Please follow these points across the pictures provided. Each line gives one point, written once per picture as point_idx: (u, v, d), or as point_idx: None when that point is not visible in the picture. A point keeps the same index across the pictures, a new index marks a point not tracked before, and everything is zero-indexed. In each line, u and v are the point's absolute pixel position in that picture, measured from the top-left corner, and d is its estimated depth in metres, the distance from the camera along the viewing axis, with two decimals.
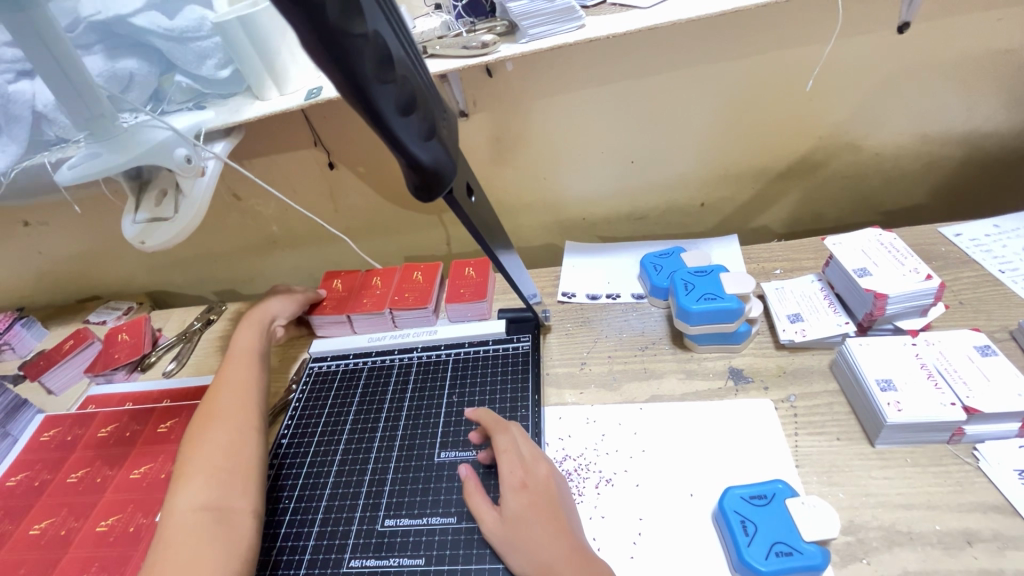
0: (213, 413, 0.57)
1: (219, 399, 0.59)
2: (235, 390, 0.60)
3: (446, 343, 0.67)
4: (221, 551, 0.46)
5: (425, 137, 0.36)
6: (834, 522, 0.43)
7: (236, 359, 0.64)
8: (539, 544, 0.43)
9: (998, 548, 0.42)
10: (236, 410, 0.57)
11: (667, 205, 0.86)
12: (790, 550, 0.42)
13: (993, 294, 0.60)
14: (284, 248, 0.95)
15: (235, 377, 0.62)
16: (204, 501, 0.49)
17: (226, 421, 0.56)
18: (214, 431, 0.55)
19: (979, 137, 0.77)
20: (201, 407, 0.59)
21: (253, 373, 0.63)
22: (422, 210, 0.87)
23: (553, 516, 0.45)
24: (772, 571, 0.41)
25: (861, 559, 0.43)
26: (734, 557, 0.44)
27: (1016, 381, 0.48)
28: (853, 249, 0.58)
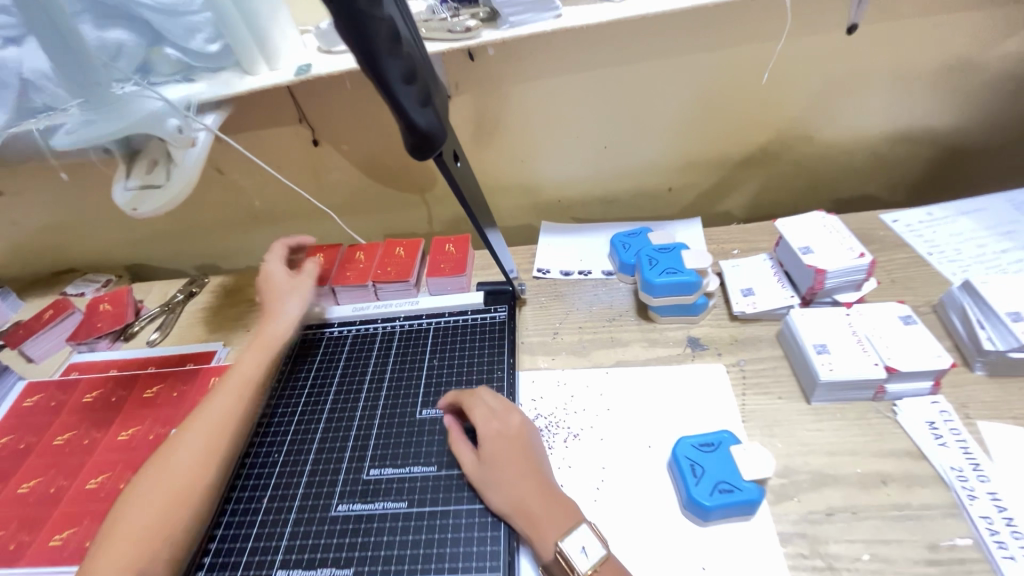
0: (184, 442, 0.54)
1: (193, 428, 0.55)
2: (212, 417, 0.56)
3: (427, 313, 0.71)
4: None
5: (422, 104, 0.40)
6: (768, 462, 0.49)
7: (236, 371, 0.60)
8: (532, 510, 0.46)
9: (907, 485, 0.49)
10: (203, 447, 0.54)
11: (638, 189, 0.91)
12: (731, 488, 0.48)
13: (920, 274, 0.67)
14: (265, 224, 0.97)
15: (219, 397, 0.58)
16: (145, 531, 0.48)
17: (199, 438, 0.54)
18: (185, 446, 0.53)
19: (920, 133, 0.84)
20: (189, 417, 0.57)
21: (243, 401, 0.58)
22: (405, 188, 0.90)
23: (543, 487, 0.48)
24: (715, 506, 0.47)
25: (792, 497, 0.49)
26: (684, 496, 0.50)
27: (931, 345, 0.55)
28: (801, 229, 0.64)
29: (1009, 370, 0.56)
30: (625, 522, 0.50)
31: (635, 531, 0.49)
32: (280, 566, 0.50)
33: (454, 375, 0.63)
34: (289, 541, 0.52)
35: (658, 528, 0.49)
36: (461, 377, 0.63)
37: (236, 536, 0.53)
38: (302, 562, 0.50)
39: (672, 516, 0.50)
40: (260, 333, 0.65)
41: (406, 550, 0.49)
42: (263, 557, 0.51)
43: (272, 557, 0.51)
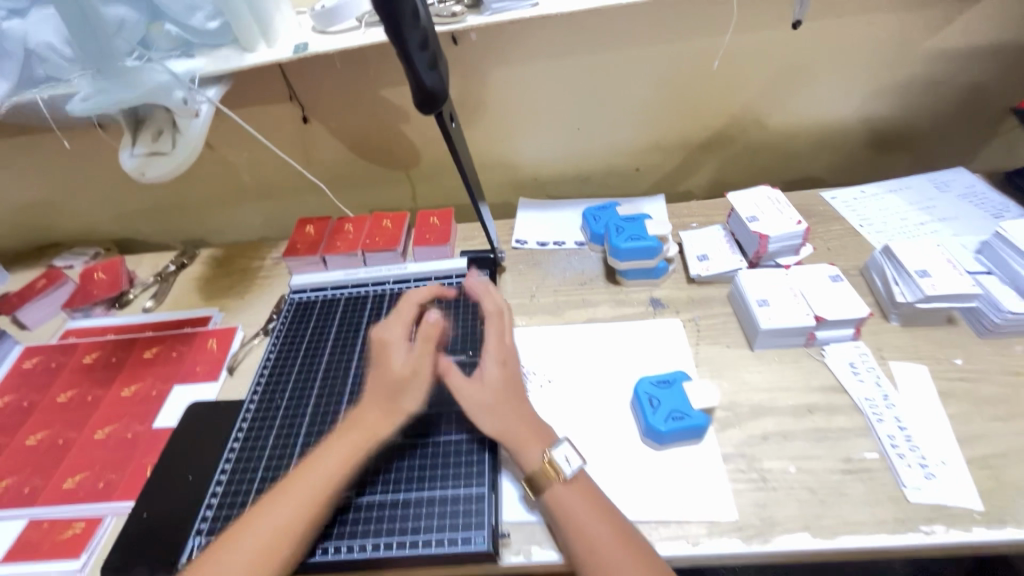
0: (236, 548, 0.47)
1: (264, 510, 0.49)
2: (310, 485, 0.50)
3: (415, 277, 0.77)
4: None
5: (430, 66, 0.49)
6: (714, 393, 0.58)
7: (314, 469, 0.51)
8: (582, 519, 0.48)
9: (830, 413, 0.58)
10: (253, 566, 0.46)
11: (609, 169, 0.98)
12: (683, 415, 0.56)
13: (852, 242, 0.76)
14: (254, 199, 1.00)
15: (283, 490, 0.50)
16: None
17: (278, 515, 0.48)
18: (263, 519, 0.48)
19: (858, 120, 0.94)
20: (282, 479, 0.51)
21: (314, 507, 0.49)
22: (391, 165, 0.95)
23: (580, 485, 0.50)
24: (668, 430, 0.55)
25: (734, 425, 0.58)
26: (643, 424, 0.57)
27: (853, 298, 0.64)
28: (749, 200, 0.73)
29: (917, 320, 0.65)
30: (588, 451, 0.57)
31: (598, 457, 0.57)
32: None
33: None
34: (295, 471, 0.56)
35: (620, 453, 0.57)
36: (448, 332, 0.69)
37: (244, 469, 0.57)
38: None
39: (634, 444, 0.58)
40: (359, 422, 0.54)
41: (403, 474, 0.55)
42: (271, 486, 0.55)
43: None
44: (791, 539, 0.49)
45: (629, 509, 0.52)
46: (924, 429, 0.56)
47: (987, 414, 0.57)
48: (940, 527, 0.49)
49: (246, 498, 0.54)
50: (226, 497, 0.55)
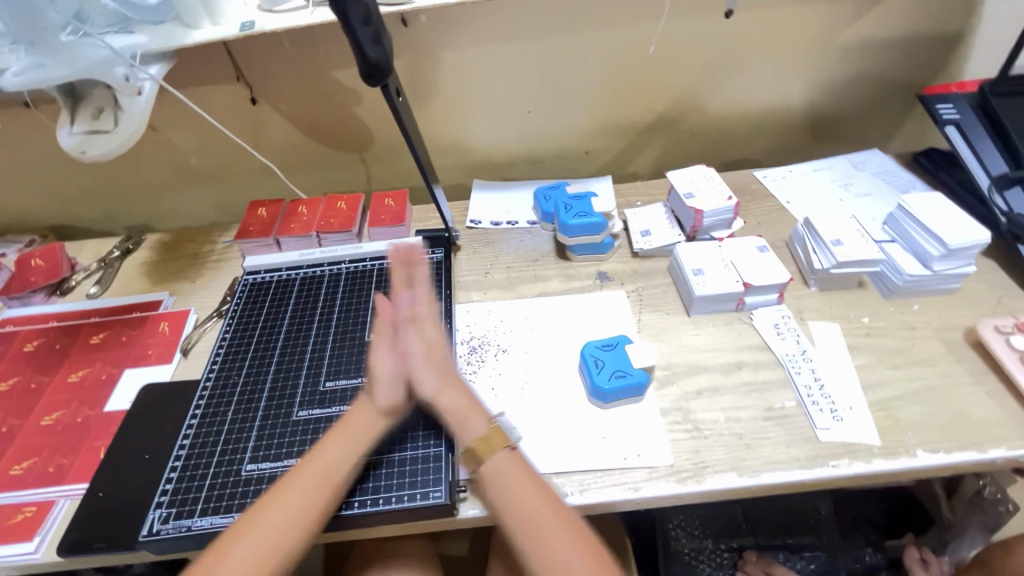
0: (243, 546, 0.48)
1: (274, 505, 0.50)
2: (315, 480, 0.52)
3: (370, 256, 0.78)
4: None
5: (374, 41, 0.51)
6: (652, 353, 0.63)
7: (313, 465, 0.52)
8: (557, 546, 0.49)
9: (756, 369, 0.64)
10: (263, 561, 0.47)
11: (559, 152, 1.02)
12: (626, 374, 0.61)
13: (779, 217, 0.83)
14: (202, 183, 0.98)
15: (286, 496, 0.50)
16: None
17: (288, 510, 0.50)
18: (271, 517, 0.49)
19: (787, 106, 1.01)
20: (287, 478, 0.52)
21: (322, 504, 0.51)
22: (344, 148, 0.95)
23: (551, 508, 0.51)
24: (612, 388, 0.60)
25: (672, 384, 0.63)
26: (589, 385, 0.62)
27: (777, 266, 0.70)
28: (686, 178, 0.78)
29: (833, 285, 0.72)
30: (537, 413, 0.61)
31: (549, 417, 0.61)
32: (249, 462, 0.55)
33: None
34: (255, 441, 0.57)
35: (567, 413, 0.61)
36: None
37: (202, 443, 0.57)
38: (270, 457, 0.56)
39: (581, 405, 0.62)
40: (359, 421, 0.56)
41: None
42: (231, 457, 0.56)
43: (241, 456, 0.56)
44: (720, 478, 0.55)
45: (576, 462, 0.57)
46: (835, 379, 0.63)
47: (887, 363, 0.64)
48: (846, 460, 0.56)
49: (206, 470, 0.55)
50: (185, 471, 0.55)
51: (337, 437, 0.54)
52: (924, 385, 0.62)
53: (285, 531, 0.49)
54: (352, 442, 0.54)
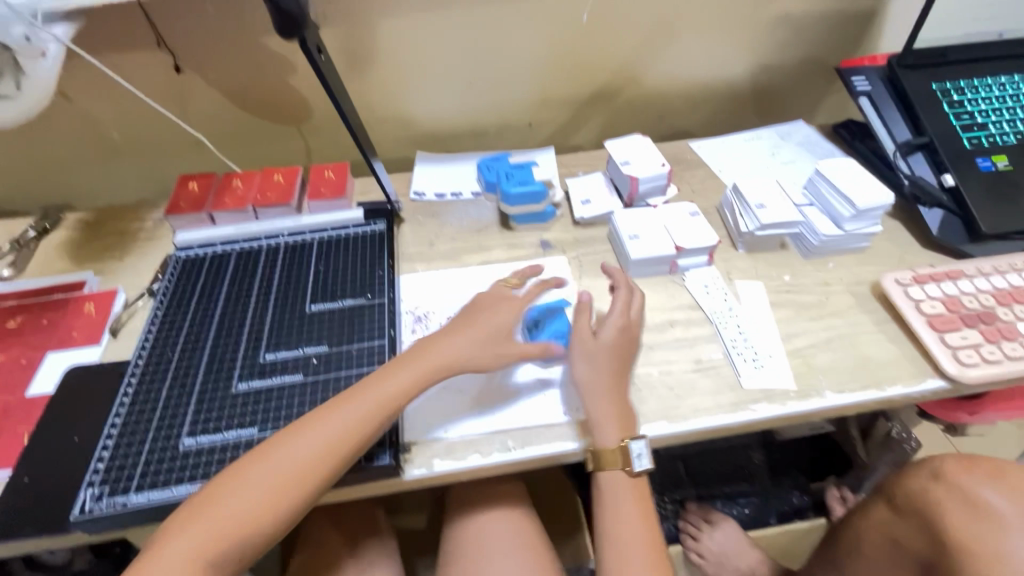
0: (248, 482, 0.49)
1: (283, 444, 0.50)
2: (330, 432, 0.51)
3: (309, 229, 0.77)
4: None
5: None
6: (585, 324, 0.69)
7: (334, 415, 0.52)
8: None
9: (687, 325, 0.68)
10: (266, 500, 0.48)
11: (503, 124, 1.02)
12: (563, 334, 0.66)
13: (711, 185, 0.87)
14: (126, 158, 0.93)
15: (303, 440, 0.50)
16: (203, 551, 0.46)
17: (296, 455, 0.50)
18: (278, 458, 0.50)
19: (720, 79, 1.05)
20: (304, 424, 0.52)
21: (338, 454, 0.51)
22: (281, 120, 0.92)
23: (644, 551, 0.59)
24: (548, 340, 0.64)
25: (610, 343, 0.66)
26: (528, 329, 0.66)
27: (706, 229, 0.74)
28: (622, 147, 0.81)
29: (758, 247, 0.77)
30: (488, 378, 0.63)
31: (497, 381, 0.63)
32: (187, 435, 0.55)
33: (339, 275, 0.70)
34: (193, 415, 0.56)
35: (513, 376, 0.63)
36: (347, 278, 0.70)
37: (136, 420, 0.56)
38: (208, 429, 0.55)
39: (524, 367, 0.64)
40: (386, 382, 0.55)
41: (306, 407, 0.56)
42: (168, 432, 0.55)
43: (178, 429, 0.55)
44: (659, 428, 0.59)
45: (519, 420, 0.59)
46: (758, 333, 0.67)
47: (804, 316, 0.70)
48: (765, 403, 0.61)
49: (141, 446, 0.54)
50: (118, 448, 0.54)
51: (370, 400, 0.53)
52: (834, 334, 0.68)
53: (299, 476, 0.49)
54: (387, 404, 0.53)
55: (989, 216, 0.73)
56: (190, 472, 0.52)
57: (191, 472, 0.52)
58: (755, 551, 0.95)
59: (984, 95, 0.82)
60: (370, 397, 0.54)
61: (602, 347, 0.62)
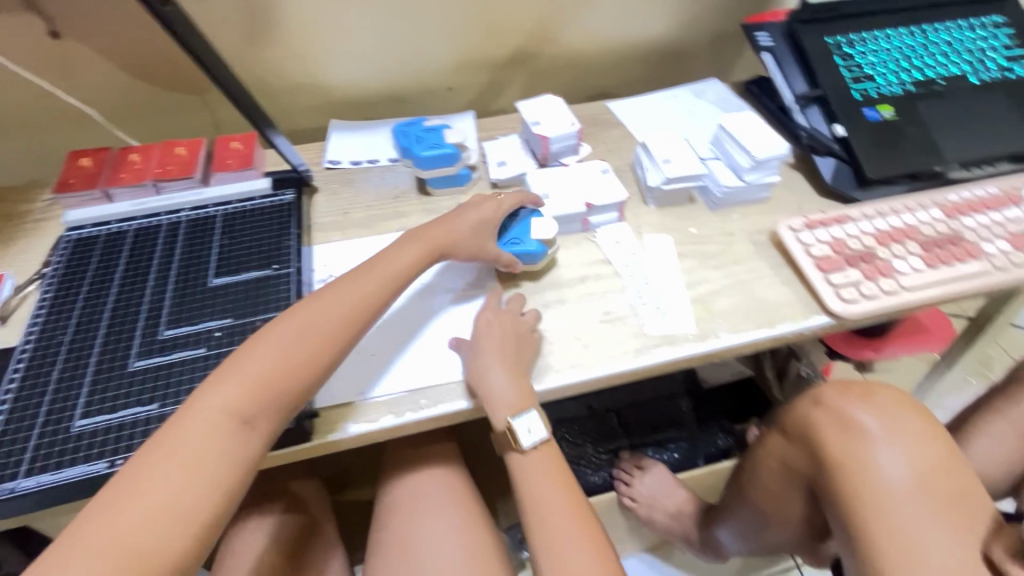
0: (274, 346, 0.52)
1: (303, 314, 0.55)
2: (343, 308, 0.56)
3: (213, 202, 0.74)
4: (221, 452, 0.47)
5: None
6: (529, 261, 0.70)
7: (346, 295, 0.57)
8: (567, 547, 0.58)
9: (597, 279, 0.71)
10: (292, 361, 0.52)
11: (422, 89, 1.00)
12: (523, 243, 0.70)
13: (625, 144, 0.89)
14: (9, 136, 0.86)
15: (326, 311, 0.55)
16: (235, 407, 0.48)
17: (315, 328, 0.54)
18: (298, 327, 0.54)
19: (637, 38, 1.06)
20: (321, 301, 0.56)
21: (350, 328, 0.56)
22: (181, 90, 0.87)
23: (570, 525, 0.59)
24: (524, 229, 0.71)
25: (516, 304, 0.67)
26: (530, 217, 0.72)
27: (616, 184, 0.76)
28: (534, 107, 0.81)
29: (667, 201, 0.80)
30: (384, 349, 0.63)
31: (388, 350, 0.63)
32: (81, 417, 0.53)
33: (243, 248, 0.68)
34: (86, 397, 0.54)
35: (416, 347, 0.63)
36: (253, 250, 0.68)
37: (26, 407, 0.54)
38: (104, 410, 0.53)
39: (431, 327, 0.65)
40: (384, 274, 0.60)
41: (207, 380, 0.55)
42: (60, 415, 0.53)
43: (71, 412, 0.53)
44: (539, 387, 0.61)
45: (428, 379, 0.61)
46: (663, 283, 0.70)
47: (706, 265, 0.73)
48: (666, 348, 0.64)
49: (30, 432, 0.52)
50: (6, 436, 0.52)
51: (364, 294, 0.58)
52: (733, 280, 0.71)
53: (324, 340, 0.54)
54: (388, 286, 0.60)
55: (875, 165, 0.78)
56: (84, 453, 0.50)
57: (84, 452, 0.51)
58: (682, 491, 1.02)
59: (873, 48, 0.86)
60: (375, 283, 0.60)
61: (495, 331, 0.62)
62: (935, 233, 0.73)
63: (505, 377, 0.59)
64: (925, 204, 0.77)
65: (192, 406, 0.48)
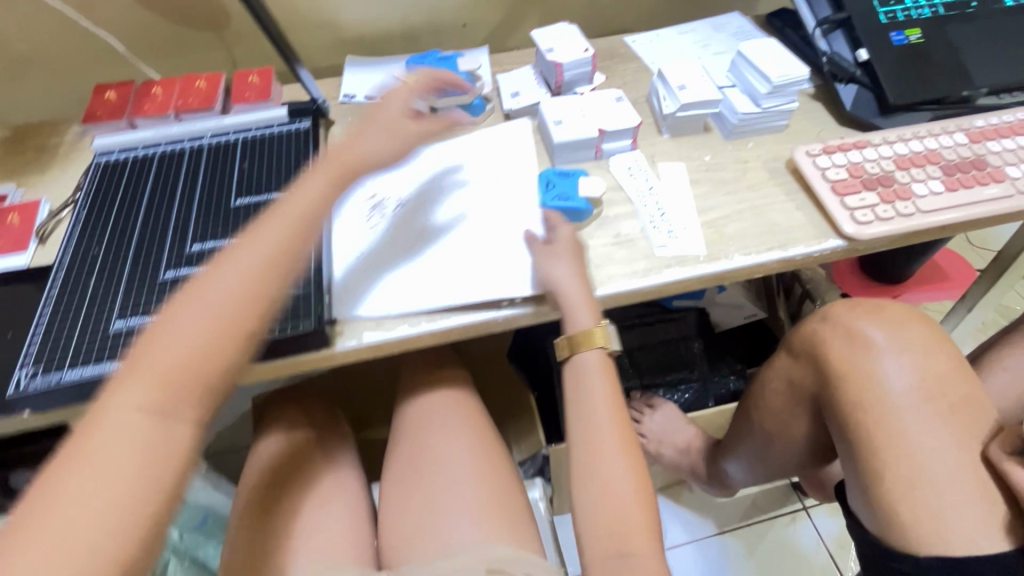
0: (177, 329, 0.45)
1: (196, 292, 0.47)
2: (238, 277, 0.48)
3: (233, 130, 0.76)
4: (144, 456, 0.41)
5: None
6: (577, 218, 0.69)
7: (230, 262, 0.48)
8: (609, 461, 0.60)
9: (608, 204, 0.71)
10: (203, 344, 0.45)
11: (435, 26, 0.99)
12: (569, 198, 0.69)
13: (641, 77, 0.88)
14: (36, 74, 0.88)
15: (217, 283, 0.47)
16: (144, 403, 0.42)
17: (214, 301, 0.46)
18: (196, 306, 0.46)
19: None
20: (205, 274, 0.48)
21: (258, 294, 0.48)
22: (198, 26, 0.88)
23: (610, 443, 0.62)
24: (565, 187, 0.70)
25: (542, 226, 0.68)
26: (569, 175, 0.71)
27: (630, 111, 0.75)
28: (547, 35, 0.80)
29: (682, 130, 0.79)
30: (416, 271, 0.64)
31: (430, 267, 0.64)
32: (118, 318, 0.56)
33: (264, 172, 0.70)
34: (121, 302, 0.58)
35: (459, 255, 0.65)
36: (272, 173, 0.70)
37: (67, 311, 0.57)
38: (138, 313, 0.57)
39: (482, 239, 0.66)
40: (253, 237, 0.51)
41: None
42: (98, 317, 0.57)
43: (109, 314, 0.57)
44: (598, 293, 0.63)
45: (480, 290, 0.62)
46: (676, 208, 0.70)
47: (720, 192, 0.73)
48: (677, 268, 0.65)
49: (73, 332, 0.56)
50: (49, 335, 0.56)
51: (264, 247, 0.50)
52: (747, 206, 0.71)
53: (233, 316, 0.47)
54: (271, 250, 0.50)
55: (898, 89, 0.76)
56: (121, 348, 0.54)
57: (122, 347, 0.54)
58: (690, 428, 1.04)
59: None
60: (269, 245, 0.50)
61: (560, 244, 0.64)
62: (958, 157, 0.71)
63: (583, 293, 0.62)
64: (949, 130, 0.74)
65: (97, 414, 0.42)
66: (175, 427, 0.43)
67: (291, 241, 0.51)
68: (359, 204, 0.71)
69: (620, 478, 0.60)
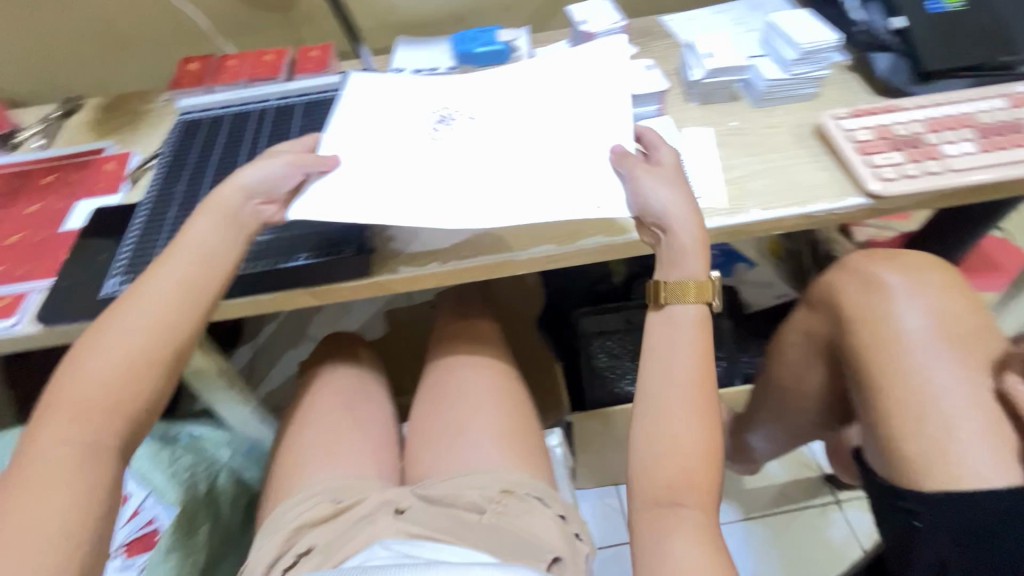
0: (91, 368, 0.51)
1: (102, 333, 0.52)
2: (147, 315, 0.53)
3: (295, 94, 0.85)
4: (56, 490, 0.46)
5: None
6: None
7: (138, 299, 0.54)
8: (678, 406, 0.56)
9: None
10: (111, 383, 0.51)
11: (480, 8, 1.06)
12: None
13: (673, 50, 0.91)
14: (135, 50, 1.01)
15: (127, 321, 0.53)
16: (63, 440, 0.48)
17: (112, 339, 0.52)
18: (102, 346, 0.51)
19: None
20: (109, 314, 0.54)
21: (160, 326, 0.53)
22: (270, 7, 0.98)
23: (685, 395, 0.57)
24: None
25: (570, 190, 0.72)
26: None
27: (657, 79, 0.79)
28: (583, 9, 0.85)
29: (710, 98, 0.82)
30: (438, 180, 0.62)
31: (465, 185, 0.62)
32: None
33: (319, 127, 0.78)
34: None
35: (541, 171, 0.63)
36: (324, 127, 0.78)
37: (149, 235, 0.67)
38: None
39: (542, 144, 0.65)
40: (155, 272, 0.56)
41: None
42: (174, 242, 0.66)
43: None
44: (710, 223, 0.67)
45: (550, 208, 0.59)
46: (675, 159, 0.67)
47: (744, 153, 0.75)
48: None
49: (153, 252, 0.65)
50: (136, 254, 0.65)
51: (187, 273, 0.56)
52: (769, 166, 0.73)
53: (151, 355, 0.52)
54: (190, 285, 0.55)
55: (935, 55, 0.75)
56: None
57: None
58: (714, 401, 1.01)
59: None
60: (184, 278, 0.56)
61: (663, 168, 0.63)
62: (996, 120, 0.70)
63: (696, 234, 0.61)
64: (988, 96, 0.73)
65: (29, 452, 0.48)
66: (103, 454, 0.49)
67: (204, 277, 0.56)
68: (415, 117, 0.70)
69: (687, 428, 0.55)
